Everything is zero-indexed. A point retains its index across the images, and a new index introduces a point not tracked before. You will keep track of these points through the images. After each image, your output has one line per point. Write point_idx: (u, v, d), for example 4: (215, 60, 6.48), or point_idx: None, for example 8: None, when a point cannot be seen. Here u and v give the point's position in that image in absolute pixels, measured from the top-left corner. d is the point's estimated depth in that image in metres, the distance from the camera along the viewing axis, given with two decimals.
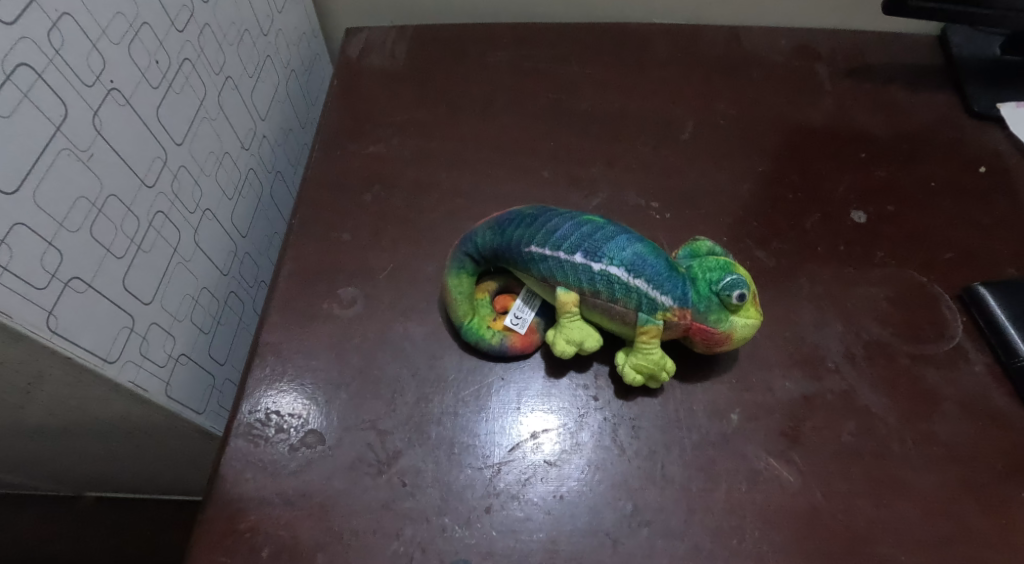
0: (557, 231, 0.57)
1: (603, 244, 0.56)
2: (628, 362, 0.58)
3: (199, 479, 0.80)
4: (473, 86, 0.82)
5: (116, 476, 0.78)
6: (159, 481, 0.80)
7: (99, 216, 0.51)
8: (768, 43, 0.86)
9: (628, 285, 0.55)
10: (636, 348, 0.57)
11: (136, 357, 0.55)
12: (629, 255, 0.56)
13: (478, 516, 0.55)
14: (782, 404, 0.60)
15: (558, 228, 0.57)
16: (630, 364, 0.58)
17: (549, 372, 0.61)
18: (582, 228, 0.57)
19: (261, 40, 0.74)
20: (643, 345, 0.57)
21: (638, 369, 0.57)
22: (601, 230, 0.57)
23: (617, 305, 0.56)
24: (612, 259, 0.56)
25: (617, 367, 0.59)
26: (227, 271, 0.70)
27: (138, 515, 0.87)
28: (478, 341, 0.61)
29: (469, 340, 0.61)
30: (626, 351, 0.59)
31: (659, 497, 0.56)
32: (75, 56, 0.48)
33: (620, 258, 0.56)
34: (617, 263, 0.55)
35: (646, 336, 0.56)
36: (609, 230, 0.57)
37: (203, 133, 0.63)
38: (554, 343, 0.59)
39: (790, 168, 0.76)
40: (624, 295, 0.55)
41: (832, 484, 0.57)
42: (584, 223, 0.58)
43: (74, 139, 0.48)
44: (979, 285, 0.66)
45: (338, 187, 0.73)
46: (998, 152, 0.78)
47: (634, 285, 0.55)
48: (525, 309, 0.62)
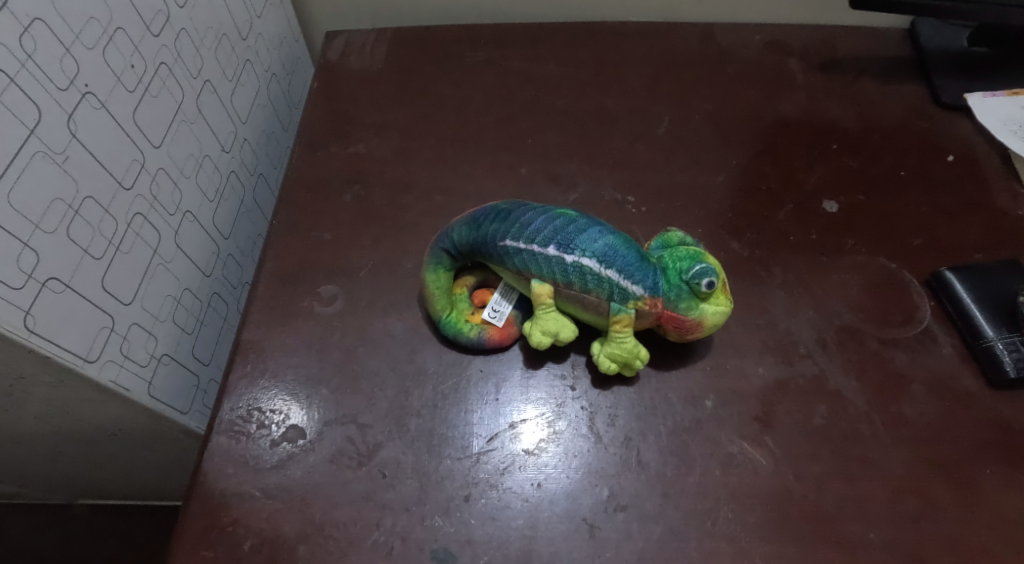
0: (531, 225, 0.58)
1: (576, 236, 0.57)
2: (602, 351, 0.59)
3: (183, 483, 0.81)
4: (452, 86, 0.83)
5: (101, 481, 0.78)
6: (144, 486, 0.81)
7: (75, 218, 0.51)
8: (741, 39, 0.88)
9: (600, 276, 0.56)
10: (610, 338, 0.58)
11: (117, 357, 0.56)
12: (601, 246, 0.57)
13: (457, 506, 0.56)
14: (755, 389, 0.61)
15: (532, 222, 0.58)
16: (604, 353, 0.59)
17: (527, 364, 0.62)
18: (555, 221, 0.58)
19: (240, 44, 0.74)
20: (617, 334, 0.58)
21: (613, 358, 0.59)
22: (574, 222, 0.58)
23: (590, 296, 0.57)
24: (584, 250, 0.57)
25: (592, 356, 0.60)
26: (209, 272, 0.71)
27: (126, 523, 0.88)
28: (457, 334, 0.62)
29: (448, 334, 0.62)
30: (601, 341, 0.60)
31: (634, 483, 0.57)
32: (49, 61, 0.49)
33: (592, 250, 0.57)
34: (590, 254, 0.56)
35: (619, 325, 0.57)
36: (582, 222, 0.58)
37: (182, 135, 0.64)
38: (531, 335, 0.60)
39: (763, 160, 0.78)
40: (597, 286, 0.57)
41: (804, 466, 0.58)
42: (557, 216, 0.59)
43: (49, 142, 0.49)
44: (945, 270, 0.67)
45: (318, 187, 0.74)
46: (965, 141, 0.79)
47: (605, 275, 0.56)
48: (502, 302, 0.62)
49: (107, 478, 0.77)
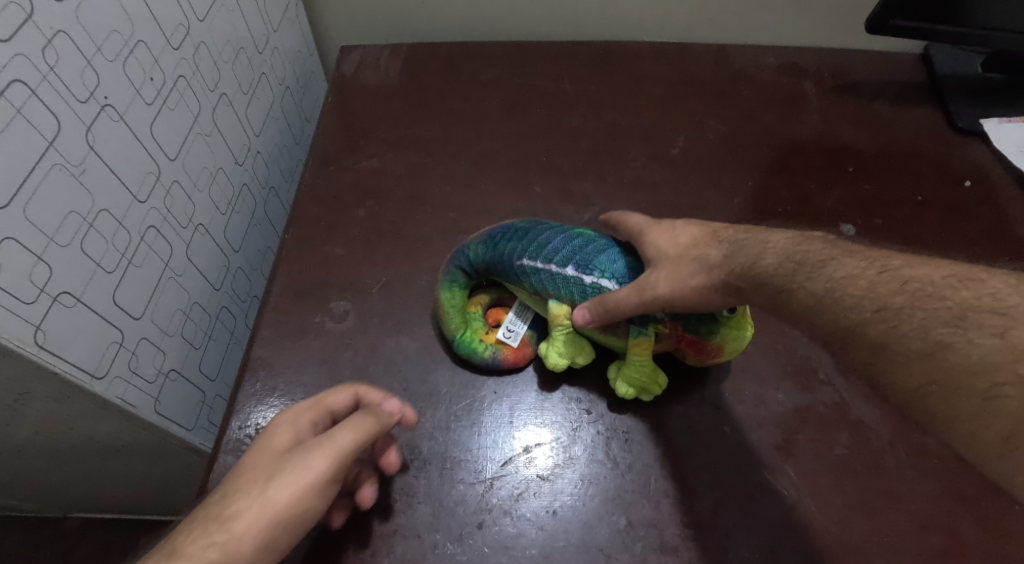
0: (548, 245, 0.57)
1: (594, 257, 0.56)
2: (620, 376, 0.58)
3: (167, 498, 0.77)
4: (465, 102, 0.83)
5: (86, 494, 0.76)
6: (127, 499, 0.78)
7: (90, 231, 0.50)
8: (756, 60, 0.87)
9: None
10: (630, 362, 0.57)
11: (125, 373, 0.55)
12: (620, 268, 0.56)
13: (470, 533, 0.54)
14: (774, 416, 0.60)
15: (550, 242, 0.58)
16: (623, 378, 0.58)
17: (542, 386, 0.61)
18: (573, 241, 0.57)
19: (257, 58, 0.74)
20: (637, 358, 0.57)
21: (632, 383, 0.58)
22: (592, 243, 0.58)
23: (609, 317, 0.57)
24: (603, 271, 0.56)
25: (610, 381, 0.59)
26: (219, 286, 0.70)
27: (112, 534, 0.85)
28: (470, 354, 0.61)
29: (461, 352, 0.61)
30: (618, 365, 0.59)
31: (652, 511, 0.56)
32: (69, 72, 0.48)
33: (611, 271, 0.56)
34: (609, 275, 0.56)
35: (639, 349, 0.56)
36: (600, 243, 0.58)
37: (197, 148, 0.63)
38: (547, 356, 0.59)
39: (779, 182, 0.77)
40: None
41: (826, 497, 0.57)
42: (575, 236, 0.58)
43: (67, 155, 0.48)
44: None
45: (333, 202, 0.74)
46: (982, 166, 0.79)
47: None
48: (518, 321, 0.61)
49: (97, 492, 0.75)
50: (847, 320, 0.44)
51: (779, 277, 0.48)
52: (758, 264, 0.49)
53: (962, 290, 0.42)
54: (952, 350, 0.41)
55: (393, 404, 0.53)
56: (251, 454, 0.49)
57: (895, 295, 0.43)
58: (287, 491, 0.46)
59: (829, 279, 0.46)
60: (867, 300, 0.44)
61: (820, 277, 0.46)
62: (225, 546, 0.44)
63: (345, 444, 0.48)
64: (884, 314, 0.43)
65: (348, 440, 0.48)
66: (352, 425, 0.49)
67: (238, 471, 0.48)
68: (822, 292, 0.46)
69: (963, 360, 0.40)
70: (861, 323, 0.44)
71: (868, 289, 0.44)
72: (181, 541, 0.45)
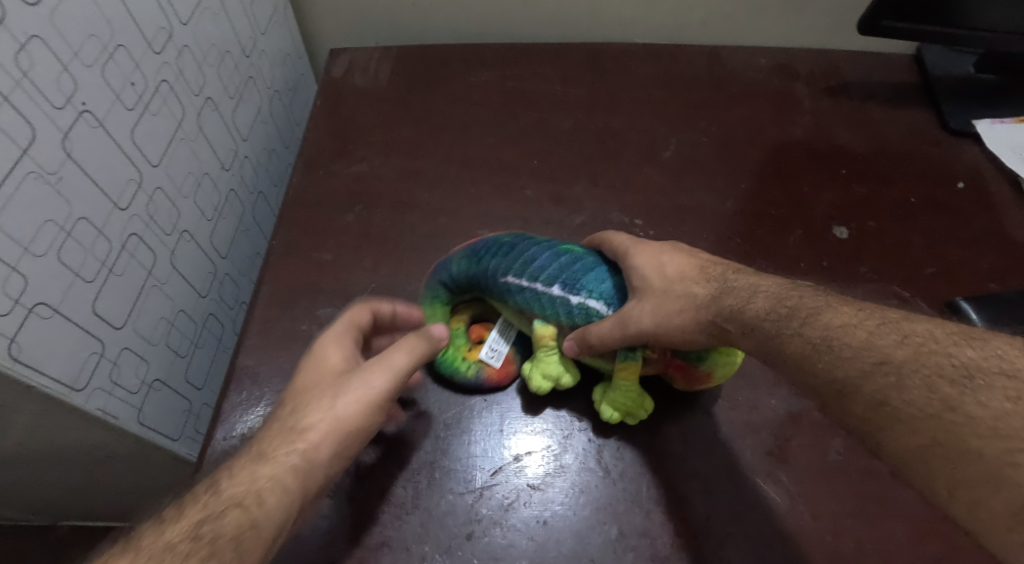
0: (535, 261, 0.56)
1: (581, 276, 0.56)
2: (605, 400, 0.57)
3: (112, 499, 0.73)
4: (455, 105, 0.82)
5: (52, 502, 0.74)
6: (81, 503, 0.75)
7: (67, 241, 0.50)
8: (749, 61, 0.87)
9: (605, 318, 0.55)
10: (615, 385, 0.56)
11: (106, 385, 0.54)
12: (608, 288, 0.56)
13: (459, 544, 0.54)
14: (768, 422, 0.59)
15: (536, 258, 0.57)
16: (607, 401, 0.57)
17: (526, 409, 0.60)
18: (560, 259, 0.56)
19: (243, 61, 0.73)
20: (623, 382, 0.56)
21: (618, 407, 0.57)
22: (579, 261, 0.57)
23: None
24: (590, 291, 0.55)
25: (595, 404, 0.58)
26: (205, 293, 0.69)
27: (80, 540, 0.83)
28: (454, 373, 0.59)
29: (444, 372, 0.60)
30: (603, 388, 0.58)
31: (644, 520, 0.55)
32: (45, 79, 0.47)
33: (598, 291, 0.56)
34: (596, 296, 0.55)
35: (625, 373, 0.55)
36: (588, 261, 0.57)
37: (181, 154, 0.62)
38: (531, 378, 0.58)
39: (771, 185, 0.77)
40: None
41: (820, 504, 0.56)
42: (562, 253, 0.57)
43: (42, 162, 0.47)
44: (961, 299, 0.66)
45: (321, 207, 0.73)
46: (975, 167, 0.78)
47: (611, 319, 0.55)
48: (501, 341, 0.60)
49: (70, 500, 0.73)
50: (835, 357, 0.44)
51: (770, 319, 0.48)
52: (748, 308, 0.49)
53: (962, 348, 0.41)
54: (961, 411, 0.39)
55: (438, 327, 0.54)
56: (308, 373, 0.51)
57: (896, 347, 0.43)
58: (355, 402, 0.49)
59: (825, 324, 0.46)
60: (869, 352, 0.43)
61: (816, 323, 0.46)
62: (305, 452, 0.46)
63: (402, 355, 0.51)
64: (885, 368, 0.42)
65: (404, 352, 0.51)
66: (406, 344, 0.52)
67: (297, 389, 0.50)
68: (819, 339, 0.45)
69: (969, 421, 0.39)
70: (860, 375, 0.43)
71: (867, 339, 0.44)
72: (260, 450, 0.47)
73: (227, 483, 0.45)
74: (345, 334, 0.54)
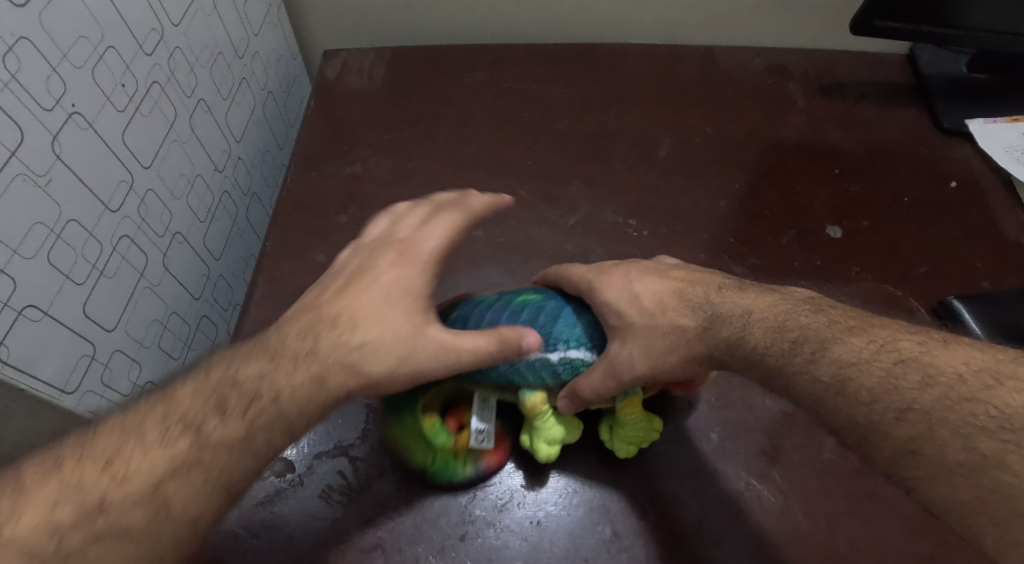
0: (498, 325, 0.54)
1: (553, 327, 0.54)
2: (617, 439, 0.56)
3: None
4: (449, 105, 0.82)
5: None
6: None
7: (57, 243, 0.49)
8: (742, 61, 0.87)
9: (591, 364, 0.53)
10: (622, 423, 0.55)
11: (97, 387, 0.54)
12: (581, 331, 0.54)
13: (453, 545, 0.53)
14: (762, 422, 0.60)
15: (498, 321, 0.54)
16: (620, 440, 0.55)
17: (531, 483, 0.57)
18: (522, 314, 0.54)
19: (236, 62, 0.73)
20: (630, 418, 0.55)
21: (631, 441, 0.55)
22: (542, 309, 0.55)
23: None
24: (567, 341, 0.53)
25: (606, 443, 0.57)
26: (199, 294, 0.69)
27: None
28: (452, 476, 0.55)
29: (442, 480, 0.56)
30: (608, 427, 0.57)
31: (638, 520, 0.55)
32: (34, 80, 0.47)
33: (574, 338, 0.54)
34: (574, 344, 0.53)
35: (629, 408, 0.54)
36: (549, 307, 0.55)
37: (173, 155, 0.62)
38: (537, 450, 0.55)
39: (764, 185, 0.77)
40: None
41: (813, 503, 0.56)
42: (522, 307, 0.55)
43: (31, 165, 0.47)
44: (953, 298, 0.66)
45: (315, 209, 0.73)
46: (968, 166, 0.79)
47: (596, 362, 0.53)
48: (483, 421, 0.55)
49: None
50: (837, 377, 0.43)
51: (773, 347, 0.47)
52: (745, 341, 0.48)
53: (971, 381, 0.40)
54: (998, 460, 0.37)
55: (533, 335, 0.52)
56: (392, 294, 0.51)
57: (920, 391, 0.41)
58: (424, 363, 0.49)
59: (834, 359, 0.44)
60: (893, 397, 0.41)
61: (824, 360, 0.44)
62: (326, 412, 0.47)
63: (493, 351, 0.50)
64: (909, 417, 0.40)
65: (496, 347, 0.50)
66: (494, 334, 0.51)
67: (382, 311, 0.50)
68: (831, 379, 0.44)
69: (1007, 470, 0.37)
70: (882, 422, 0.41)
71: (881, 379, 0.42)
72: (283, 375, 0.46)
73: (278, 381, 0.46)
74: (431, 268, 0.54)
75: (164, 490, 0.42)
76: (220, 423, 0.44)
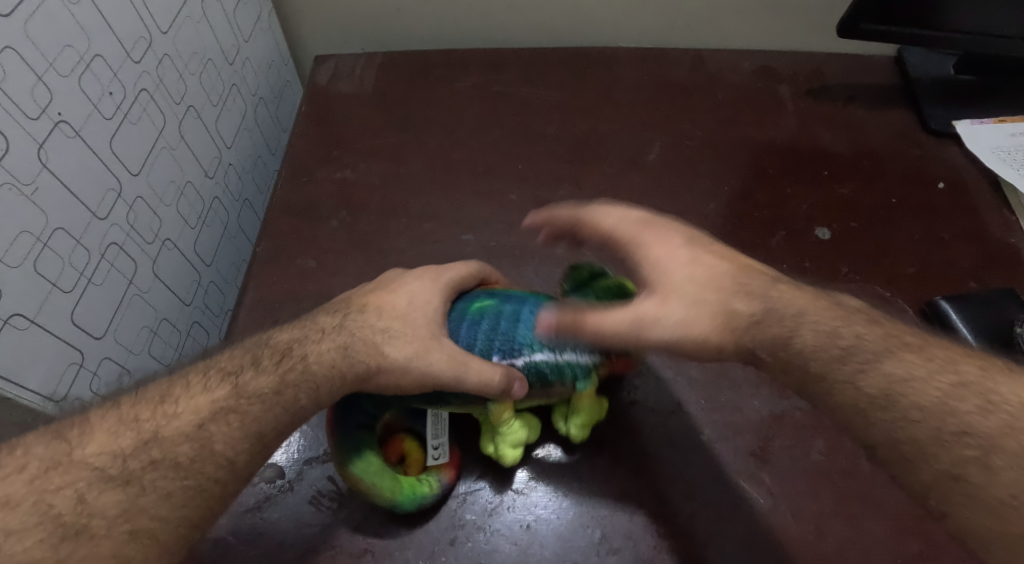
0: (460, 339, 0.53)
1: (515, 332, 0.52)
2: (571, 426, 0.57)
3: None
4: (440, 110, 0.82)
5: None
6: None
7: (44, 251, 0.50)
8: (732, 64, 0.87)
9: (560, 364, 0.52)
10: (578, 411, 0.56)
11: (87, 395, 0.54)
12: (544, 329, 0.53)
13: (442, 550, 0.54)
14: (751, 424, 0.60)
15: (459, 335, 0.53)
16: (574, 426, 0.57)
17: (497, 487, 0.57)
18: (483, 326, 0.53)
19: (226, 69, 0.73)
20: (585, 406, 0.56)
21: (586, 426, 0.57)
22: (503, 315, 0.53)
23: (553, 388, 0.53)
24: (531, 344, 0.52)
25: (559, 430, 0.58)
26: (189, 301, 0.69)
27: None
28: (419, 501, 0.54)
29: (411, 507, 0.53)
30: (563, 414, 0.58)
31: (627, 523, 0.55)
32: (19, 90, 0.47)
33: (538, 339, 0.52)
34: (539, 346, 0.52)
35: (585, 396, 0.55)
36: (510, 310, 0.54)
37: (162, 162, 0.62)
38: (503, 455, 0.55)
39: (753, 187, 0.77)
40: (559, 376, 0.52)
41: (802, 505, 0.56)
42: (482, 317, 0.54)
43: (17, 174, 0.47)
44: (940, 298, 0.67)
45: (306, 214, 0.73)
46: (956, 167, 0.79)
47: (564, 361, 0.52)
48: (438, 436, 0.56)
49: None
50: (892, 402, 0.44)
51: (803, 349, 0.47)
52: (793, 343, 0.47)
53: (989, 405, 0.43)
54: None
55: (520, 386, 0.51)
56: (413, 303, 0.53)
57: (979, 417, 0.43)
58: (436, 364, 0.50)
59: (886, 374, 0.45)
60: (950, 420, 0.43)
61: (874, 373, 0.45)
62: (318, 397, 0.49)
63: (496, 383, 0.49)
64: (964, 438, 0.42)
65: (500, 380, 0.50)
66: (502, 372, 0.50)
67: (412, 313, 0.53)
68: (879, 395, 0.45)
69: None
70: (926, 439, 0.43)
71: (896, 388, 0.45)
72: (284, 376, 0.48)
73: (311, 352, 0.49)
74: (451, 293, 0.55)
75: (186, 447, 0.44)
76: (257, 377, 0.48)
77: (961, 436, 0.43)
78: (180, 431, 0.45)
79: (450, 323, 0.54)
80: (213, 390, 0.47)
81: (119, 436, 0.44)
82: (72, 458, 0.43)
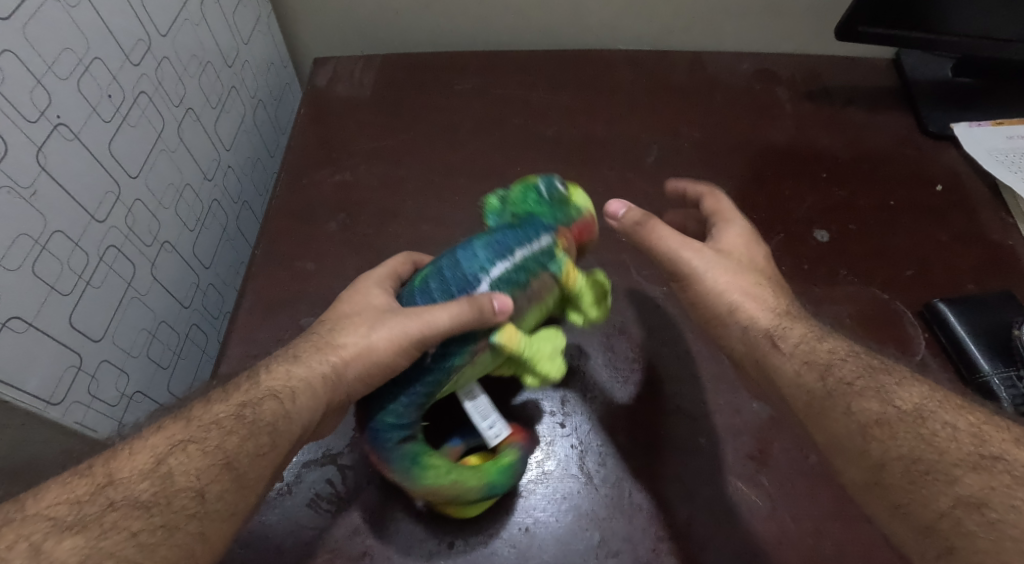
0: None
1: (462, 272, 0.52)
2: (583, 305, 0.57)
3: None
4: (440, 113, 0.82)
5: None
6: None
7: (42, 253, 0.50)
8: (731, 66, 0.87)
9: (519, 263, 0.52)
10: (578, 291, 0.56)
11: (84, 398, 0.54)
12: (484, 251, 0.52)
13: (441, 552, 0.54)
14: (750, 426, 0.60)
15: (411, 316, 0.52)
16: (586, 303, 0.56)
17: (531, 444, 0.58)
18: (431, 293, 0.52)
19: (225, 71, 0.73)
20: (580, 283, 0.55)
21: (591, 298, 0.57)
22: (443, 271, 0.53)
23: (535, 286, 0.52)
24: (482, 268, 0.51)
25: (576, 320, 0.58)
26: (188, 303, 0.69)
27: None
28: (511, 477, 0.53)
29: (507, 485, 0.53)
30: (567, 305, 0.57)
31: (627, 526, 0.55)
32: (17, 92, 0.47)
33: (485, 261, 0.52)
34: (489, 265, 0.51)
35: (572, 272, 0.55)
36: (446, 263, 0.53)
37: (161, 165, 0.62)
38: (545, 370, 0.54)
39: (752, 189, 0.77)
40: (528, 271, 0.52)
41: (801, 508, 0.56)
42: (427, 288, 0.53)
43: (15, 177, 0.47)
44: (939, 301, 0.67)
45: (305, 217, 0.73)
46: (954, 170, 0.79)
47: (521, 258, 0.52)
48: (483, 411, 0.54)
49: None
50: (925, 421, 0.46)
51: (834, 369, 0.50)
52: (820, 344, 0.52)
53: (1001, 431, 0.45)
54: None
55: (499, 299, 0.49)
56: (355, 302, 0.54)
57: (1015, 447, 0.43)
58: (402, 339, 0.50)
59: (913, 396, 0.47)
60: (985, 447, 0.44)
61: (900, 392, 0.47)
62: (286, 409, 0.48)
63: (464, 310, 0.48)
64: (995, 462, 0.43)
65: (466, 307, 0.48)
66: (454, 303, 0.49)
67: (357, 311, 0.54)
68: (910, 409, 0.46)
69: None
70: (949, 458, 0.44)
71: (915, 405, 0.47)
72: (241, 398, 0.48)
73: (257, 372, 0.50)
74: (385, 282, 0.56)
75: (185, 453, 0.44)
76: (217, 402, 0.47)
77: (961, 445, 0.44)
78: (140, 465, 0.43)
79: (405, 304, 0.54)
80: (166, 427, 0.46)
81: (74, 485, 0.42)
82: (25, 515, 0.40)
